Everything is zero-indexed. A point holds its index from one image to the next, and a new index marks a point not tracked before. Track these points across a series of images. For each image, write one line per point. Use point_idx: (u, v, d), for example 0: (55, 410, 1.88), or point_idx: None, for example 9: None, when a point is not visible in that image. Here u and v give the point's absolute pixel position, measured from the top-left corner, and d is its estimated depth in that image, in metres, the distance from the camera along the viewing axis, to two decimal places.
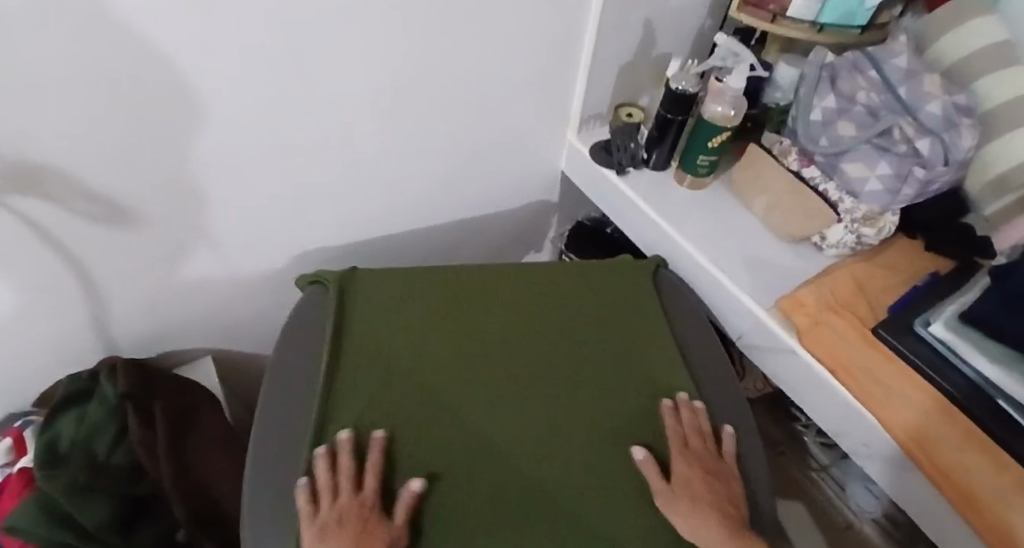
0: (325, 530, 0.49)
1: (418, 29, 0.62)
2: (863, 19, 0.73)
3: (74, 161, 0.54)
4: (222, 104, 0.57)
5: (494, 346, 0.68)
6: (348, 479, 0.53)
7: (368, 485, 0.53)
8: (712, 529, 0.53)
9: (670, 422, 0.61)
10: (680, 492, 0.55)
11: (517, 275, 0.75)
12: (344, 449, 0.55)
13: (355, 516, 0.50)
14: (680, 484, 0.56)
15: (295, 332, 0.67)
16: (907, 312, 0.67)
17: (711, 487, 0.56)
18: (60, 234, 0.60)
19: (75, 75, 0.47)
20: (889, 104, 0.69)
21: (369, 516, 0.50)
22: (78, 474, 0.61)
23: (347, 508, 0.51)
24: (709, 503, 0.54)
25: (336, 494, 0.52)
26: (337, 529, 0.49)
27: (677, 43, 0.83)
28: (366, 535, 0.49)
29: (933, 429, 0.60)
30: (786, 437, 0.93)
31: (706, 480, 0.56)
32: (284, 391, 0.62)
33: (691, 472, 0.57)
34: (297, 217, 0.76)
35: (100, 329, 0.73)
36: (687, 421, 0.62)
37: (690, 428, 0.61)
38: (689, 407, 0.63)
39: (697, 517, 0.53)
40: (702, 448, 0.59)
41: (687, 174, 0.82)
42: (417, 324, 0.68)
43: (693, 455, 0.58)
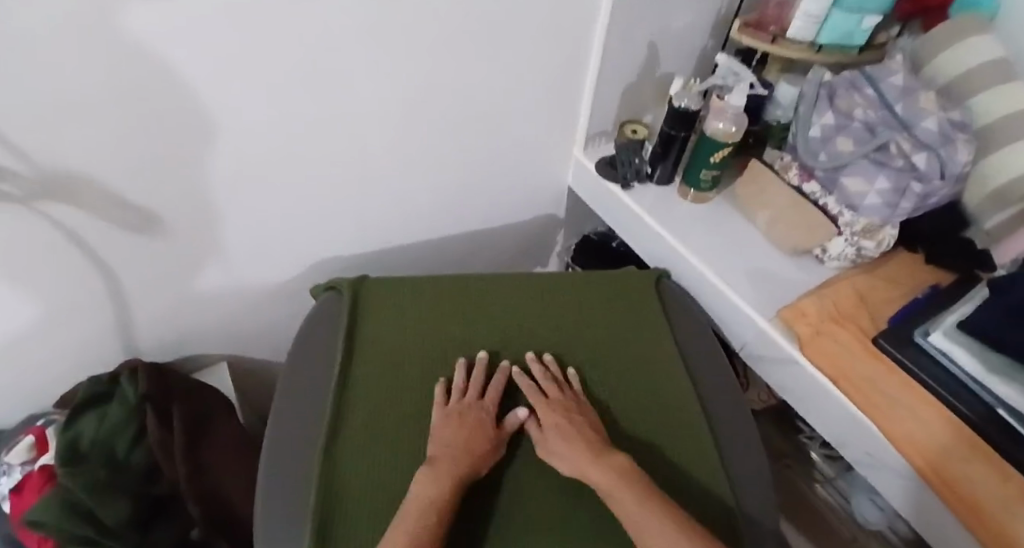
0: (452, 417, 0.60)
1: (429, 47, 0.65)
2: (861, 39, 0.76)
3: (105, 169, 0.57)
4: (243, 117, 0.60)
5: (503, 352, 0.70)
6: (475, 390, 0.63)
7: (489, 395, 0.63)
8: (582, 454, 0.56)
9: (522, 380, 0.65)
10: (552, 436, 0.59)
11: (526, 283, 0.77)
12: (480, 364, 0.66)
13: (476, 414, 0.60)
14: (550, 428, 0.60)
15: (310, 337, 0.69)
16: (907, 324, 0.68)
17: (580, 421, 0.60)
18: (88, 239, 0.62)
19: (107, 88, 0.50)
20: (886, 120, 0.70)
21: (485, 419, 0.60)
22: (99, 473, 0.63)
23: (473, 408, 0.61)
24: (578, 434, 0.58)
25: (460, 398, 0.62)
26: (457, 420, 0.59)
27: (680, 63, 0.86)
28: (478, 431, 0.59)
29: (937, 441, 0.61)
30: (791, 449, 0.93)
31: (568, 417, 0.60)
32: (299, 393, 0.64)
33: (552, 416, 0.60)
34: (313, 227, 0.79)
35: (122, 334, 0.76)
36: (536, 374, 0.66)
37: (543, 381, 0.65)
38: (535, 362, 0.67)
39: (568, 449, 0.57)
40: (556, 393, 0.63)
41: (691, 189, 0.84)
42: (428, 330, 0.71)
43: (552, 404, 0.62)
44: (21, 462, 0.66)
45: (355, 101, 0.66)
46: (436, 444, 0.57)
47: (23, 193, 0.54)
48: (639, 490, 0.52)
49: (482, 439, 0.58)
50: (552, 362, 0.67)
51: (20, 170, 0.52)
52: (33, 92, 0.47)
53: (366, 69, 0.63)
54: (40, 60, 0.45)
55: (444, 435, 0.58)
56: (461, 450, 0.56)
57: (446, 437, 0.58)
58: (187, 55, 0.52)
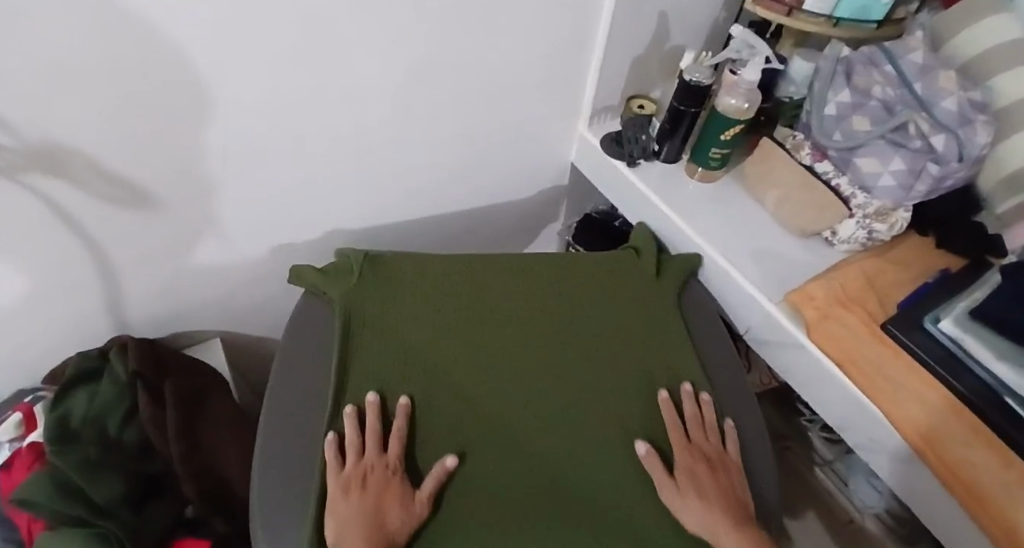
0: (352, 485, 0.54)
1: (432, 16, 0.62)
2: (879, 15, 0.73)
3: (89, 141, 0.54)
4: (235, 88, 0.57)
5: (507, 361, 0.66)
6: (373, 445, 0.57)
7: (392, 449, 0.57)
8: (719, 521, 0.55)
9: (671, 415, 0.63)
10: (690, 489, 0.57)
11: (531, 290, 0.73)
12: (372, 409, 0.60)
13: (380, 476, 0.55)
14: (688, 481, 0.58)
15: (299, 351, 0.65)
16: (917, 309, 0.66)
17: (718, 479, 0.58)
18: (74, 214, 0.60)
19: (94, 58, 0.47)
20: (904, 99, 0.69)
21: (392, 480, 0.55)
22: (91, 451, 0.62)
23: (374, 468, 0.55)
24: (716, 495, 0.56)
25: (362, 457, 0.56)
26: (362, 488, 0.53)
27: (691, 35, 0.83)
28: (389, 497, 0.53)
29: (938, 426, 0.60)
30: (792, 432, 0.92)
31: (710, 473, 0.58)
32: (293, 413, 0.60)
33: (696, 465, 0.59)
34: (307, 201, 0.76)
35: (113, 310, 0.74)
36: (689, 412, 0.64)
37: (693, 422, 0.63)
38: (689, 399, 0.65)
39: (702, 506, 0.55)
40: (703, 441, 0.61)
41: (698, 167, 0.81)
42: (430, 340, 0.67)
43: (698, 453, 0.60)
44: (10, 438, 0.65)
45: (353, 73, 0.63)
46: (335, 520, 0.51)
47: (7, 165, 0.51)
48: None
49: (394, 507, 0.52)
50: (710, 405, 0.65)
51: (4, 143, 0.49)
52: (19, 61, 0.44)
53: (366, 39, 0.60)
54: (22, 25, 0.42)
55: (349, 510, 0.52)
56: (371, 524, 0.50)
57: (350, 511, 0.51)
58: (184, 22, 0.48)
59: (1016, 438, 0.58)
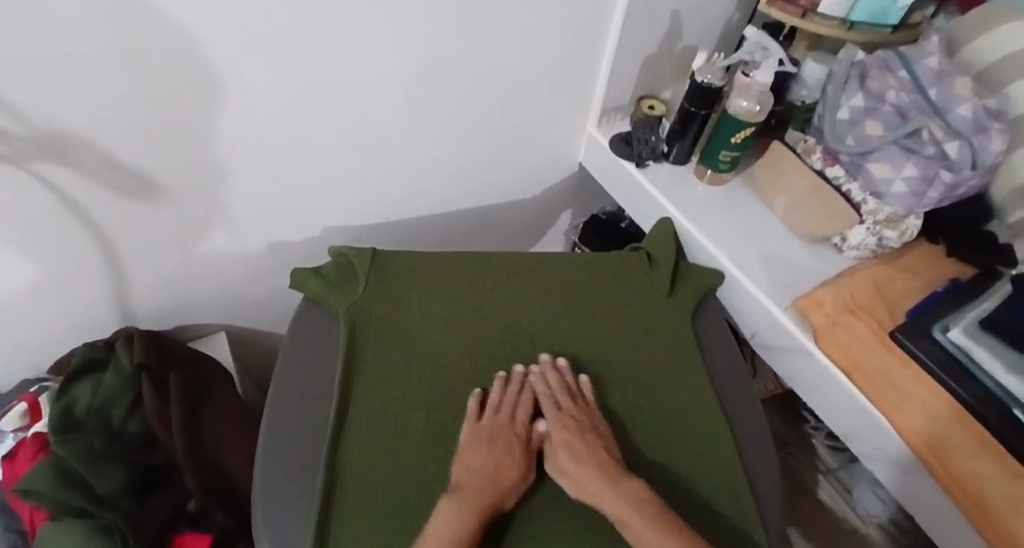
0: (483, 439, 0.58)
1: (443, 12, 0.61)
2: (896, 19, 0.73)
3: (98, 130, 0.53)
4: (244, 79, 0.57)
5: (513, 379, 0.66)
6: (509, 410, 0.61)
7: (522, 419, 0.61)
8: (593, 479, 0.54)
9: (539, 386, 0.63)
10: (561, 453, 0.57)
11: (540, 307, 0.72)
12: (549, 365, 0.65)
13: (510, 441, 0.59)
14: (561, 445, 0.58)
15: (301, 362, 0.65)
16: (926, 317, 0.65)
17: (589, 440, 0.58)
18: (81, 203, 0.60)
19: (102, 43, 0.47)
20: (918, 104, 0.67)
21: (518, 448, 0.58)
22: (94, 442, 0.62)
23: (507, 432, 0.59)
24: (588, 454, 0.56)
25: (490, 417, 0.60)
26: (491, 443, 0.57)
27: (703, 35, 0.83)
28: (508, 459, 0.57)
29: (948, 438, 0.59)
30: (797, 439, 0.91)
31: (580, 436, 0.58)
32: (293, 427, 0.59)
33: (564, 433, 0.59)
34: (314, 196, 0.76)
35: (120, 301, 0.74)
36: (552, 382, 0.63)
37: (556, 389, 0.62)
38: (552, 367, 0.65)
39: (580, 472, 0.55)
40: (569, 405, 0.61)
41: (708, 169, 0.81)
42: (436, 359, 0.66)
43: (568, 418, 0.60)
44: (14, 428, 0.65)
45: (364, 67, 0.63)
46: (462, 466, 0.55)
47: (16, 153, 0.51)
48: (658, 520, 0.51)
49: (512, 470, 0.56)
50: (563, 367, 0.65)
51: (12, 131, 0.49)
52: (29, 46, 0.44)
53: (377, 32, 0.60)
54: (30, 7, 0.41)
55: (470, 457, 0.56)
56: (485, 477, 0.54)
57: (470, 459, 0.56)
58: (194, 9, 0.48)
59: (1014, 442, 0.57)
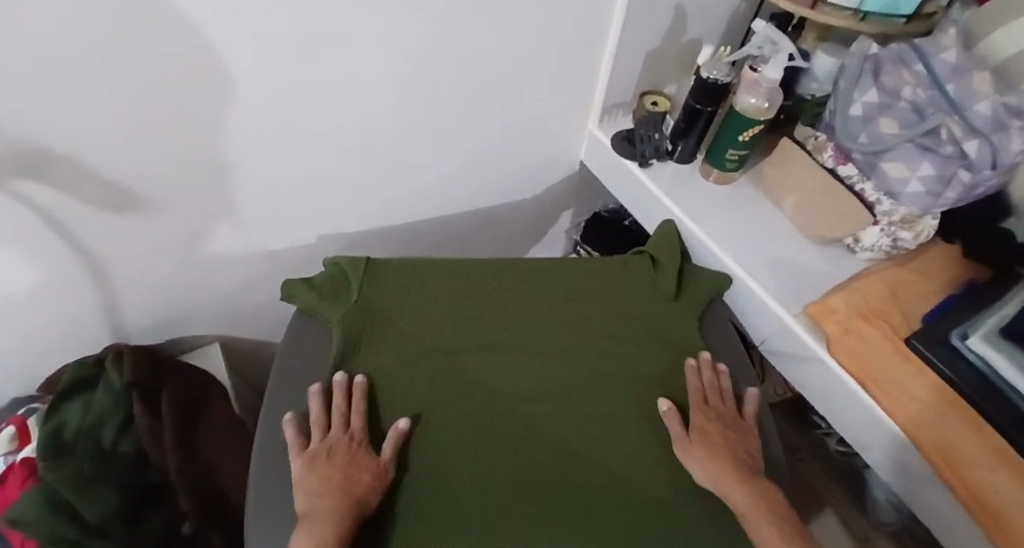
0: (317, 458, 0.54)
1: (436, 10, 0.58)
2: (909, 9, 0.69)
3: (75, 144, 0.51)
4: (227, 87, 0.54)
5: (514, 390, 0.63)
6: (336, 420, 0.57)
7: (355, 423, 0.58)
8: (731, 477, 0.56)
9: (693, 377, 0.64)
10: (696, 442, 0.58)
11: (541, 315, 0.70)
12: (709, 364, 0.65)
13: (344, 450, 0.55)
14: (701, 435, 0.59)
15: (294, 378, 0.63)
16: (942, 323, 0.63)
17: (730, 441, 0.59)
18: (61, 219, 0.57)
19: (81, 50, 0.44)
20: (936, 101, 0.64)
21: (356, 453, 0.55)
22: (83, 464, 0.60)
23: (338, 442, 0.56)
24: (728, 452, 0.58)
25: (324, 435, 0.56)
26: (325, 461, 0.54)
27: (707, 28, 0.79)
28: (353, 465, 0.54)
29: (962, 448, 0.57)
30: (806, 444, 0.89)
31: (722, 433, 0.60)
32: (286, 449, 0.58)
33: (707, 424, 0.60)
34: (306, 204, 0.73)
35: (108, 315, 0.71)
36: (707, 379, 0.64)
37: (710, 386, 0.64)
38: (709, 368, 0.65)
39: (713, 467, 0.56)
40: (718, 404, 0.62)
41: (714, 169, 0.78)
42: (434, 372, 0.64)
43: (709, 411, 0.61)
44: (3, 451, 0.64)
45: (353, 71, 0.60)
46: (306, 490, 0.52)
47: None
48: (787, 531, 0.52)
49: (358, 474, 0.53)
50: (723, 371, 0.65)
51: None
52: None
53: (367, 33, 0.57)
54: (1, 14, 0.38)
55: (310, 478, 0.52)
56: (339, 491, 0.51)
57: (314, 483, 0.52)
58: (178, 10, 0.45)
59: None
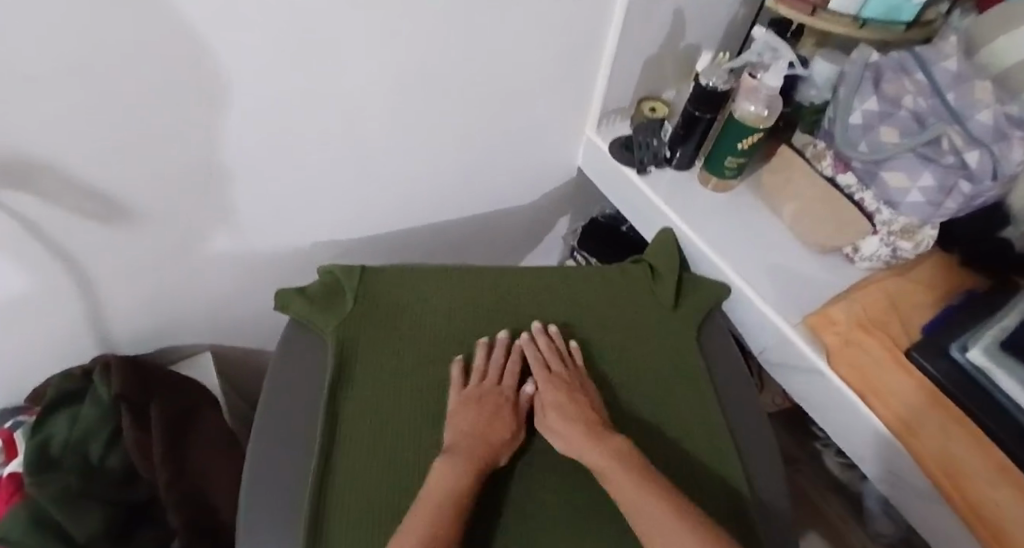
0: (470, 400, 0.60)
1: (429, 16, 0.57)
2: (909, 16, 0.69)
3: (60, 154, 0.49)
4: (217, 95, 0.53)
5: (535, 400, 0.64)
6: (493, 373, 0.63)
7: (507, 380, 0.63)
8: (579, 436, 0.57)
9: (530, 350, 0.65)
10: (548, 414, 0.59)
11: (552, 321, 0.70)
12: (539, 334, 0.66)
13: (495, 401, 0.61)
14: (550, 404, 0.60)
15: (286, 390, 0.62)
16: (943, 335, 0.63)
17: (580, 400, 0.60)
18: (47, 230, 0.55)
19: (64, 59, 0.42)
20: (937, 110, 0.63)
21: (504, 409, 0.60)
22: (70, 481, 0.59)
23: (490, 392, 0.61)
24: (578, 413, 0.58)
25: (475, 381, 0.62)
26: (476, 406, 0.59)
27: (706, 34, 0.79)
28: (495, 418, 0.59)
29: (964, 463, 0.57)
30: (805, 455, 0.90)
31: (569, 396, 0.60)
32: (276, 465, 0.56)
33: (552, 393, 0.61)
34: (299, 211, 0.72)
35: (97, 325, 0.70)
36: (539, 348, 0.65)
37: (546, 355, 0.64)
38: (540, 336, 0.66)
39: (565, 433, 0.57)
40: (560, 370, 0.63)
41: (713, 176, 0.77)
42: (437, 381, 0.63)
43: (554, 377, 0.62)
44: None
45: (346, 78, 0.58)
46: (455, 428, 0.57)
47: None
48: (636, 471, 0.53)
49: (498, 433, 0.58)
50: (557, 337, 0.66)
51: None
52: None
53: (360, 40, 0.55)
54: None
55: (463, 419, 0.58)
56: (475, 439, 0.56)
57: (464, 422, 0.58)
58: (165, 18, 0.44)
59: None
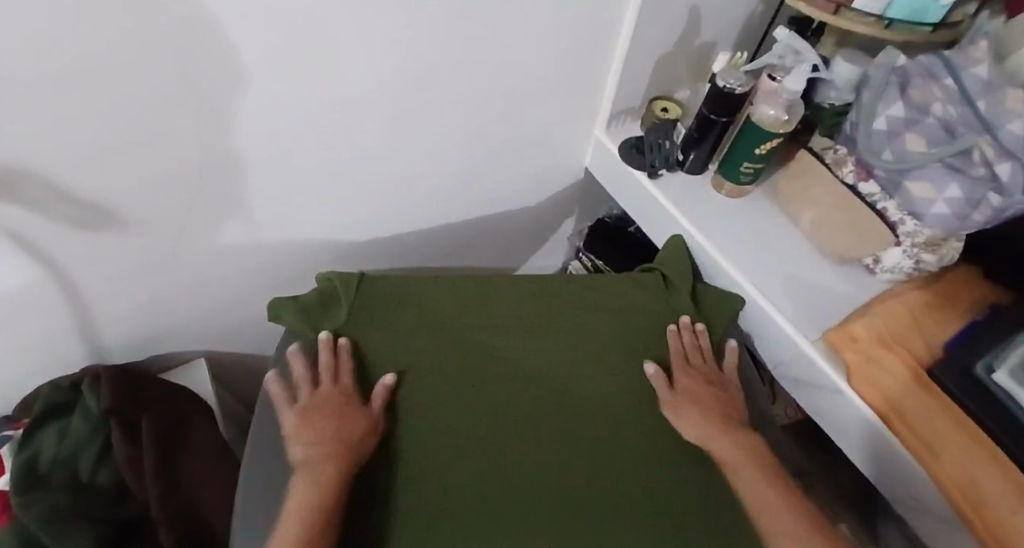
0: (308, 411, 0.57)
1: (439, 18, 0.53)
2: (936, 18, 0.65)
3: (47, 166, 0.46)
4: (214, 102, 0.50)
5: (402, 398, 0.61)
6: (325, 376, 0.60)
7: (345, 378, 0.60)
8: (714, 428, 0.60)
9: (676, 340, 0.67)
10: (684, 399, 0.62)
11: (562, 324, 0.68)
12: (688, 328, 0.68)
13: (335, 403, 0.58)
14: (686, 392, 0.63)
15: (289, 405, 0.60)
16: (967, 352, 0.60)
17: (711, 393, 0.63)
18: (32, 241, 0.52)
19: (46, 72, 0.39)
20: (967, 120, 0.58)
21: (347, 406, 0.58)
22: (60, 498, 0.59)
23: (328, 396, 0.58)
24: (712, 408, 0.62)
25: (312, 391, 0.59)
26: (311, 415, 0.57)
27: (722, 32, 0.75)
28: (345, 416, 0.57)
29: (986, 487, 0.55)
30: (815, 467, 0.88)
31: (708, 389, 0.63)
32: (278, 486, 0.55)
33: (692, 381, 0.64)
34: (298, 217, 0.69)
35: (86, 334, 0.67)
36: (686, 341, 0.67)
37: (691, 348, 0.67)
38: (687, 330, 0.68)
39: (702, 423, 0.61)
40: (702, 363, 0.66)
41: (727, 181, 0.75)
42: (434, 394, 0.61)
43: (696, 369, 0.65)
44: None
45: (351, 81, 0.55)
46: (302, 442, 0.55)
47: None
48: (765, 470, 0.57)
49: (348, 430, 0.56)
50: (704, 332, 0.68)
51: None
52: None
53: (366, 44, 0.52)
54: None
55: (303, 433, 0.56)
56: (330, 444, 0.54)
57: (310, 437, 0.55)
58: (160, 26, 0.41)
59: None
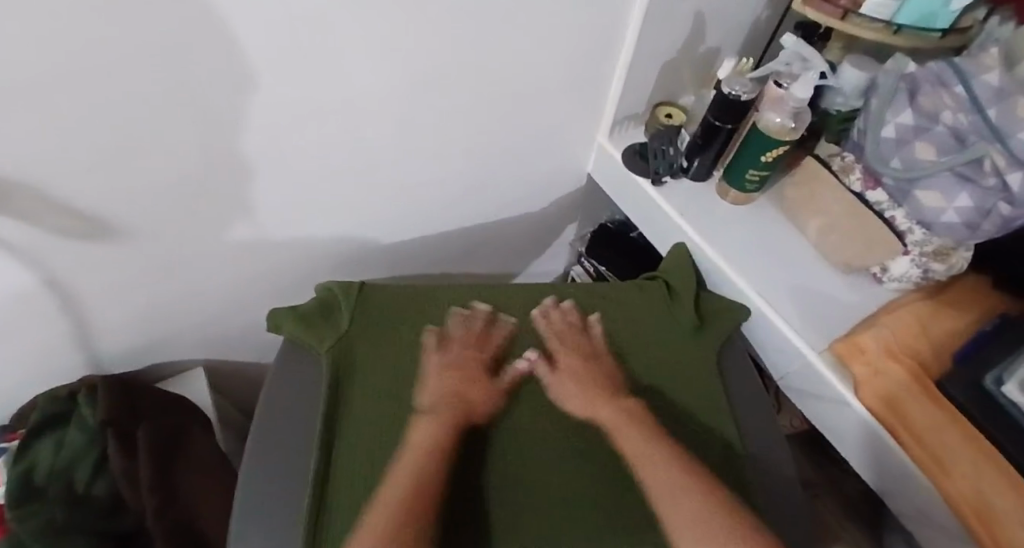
0: (446, 369, 0.62)
1: (443, 22, 0.53)
2: (946, 23, 0.64)
3: (39, 176, 0.45)
4: (213, 108, 0.49)
5: (530, 376, 0.64)
6: (471, 343, 0.65)
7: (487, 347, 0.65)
8: (595, 399, 0.60)
9: (547, 321, 0.67)
10: (568, 377, 0.63)
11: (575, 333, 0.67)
12: (558, 308, 0.68)
13: (471, 367, 0.62)
14: (566, 370, 0.63)
15: (275, 417, 0.58)
16: (976, 364, 0.59)
17: (592, 367, 0.64)
18: (25, 250, 0.51)
19: (37, 80, 0.38)
20: (978, 127, 0.56)
21: (479, 372, 0.62)
22: (55, 512, 0.59)
23: (467, 358, 0.63)
24: (592, 381, 0.62)
25: (456, 351, 0.64)
26: (449, 374, 0.61)
27: (727, 37, 0.74)
28: (473, 382, 0.61)
29: (996, 502, 0.54)
30: (822, 479, 0.87)
31: (584, 363, 0.64)
32: (265, 497, 0.53)
33: (569, 357, 0.64)
34: (299, 223, 0.68)
35: (82, 343, 0.66)
36: (556, 321, 0.67)
37: (560, 327, 0.67)
38: (556, 310, 0.68)
39: (584, 396, 0.61)
40: (574, 339, 0.66)
41: (732, 188, 0.74)
42: (386, 388, 0.61)
43: (570, 346, 0.65)
44: None
45: (354, 86, 0.54)
46: (432, 395, 0.60)
47: None
48: (648, 434, 0.58)
49: (469, 397, 0.60)
50: (574, 309, 0.69)
51: None
52: None
53: (369, 47, 0.51)
54: None
55: (437, 389, 0.60)
56: (452, 403, 0.59)
57: (440, 390, 0.60)
58: (157, 31, 0.39)
59: None
